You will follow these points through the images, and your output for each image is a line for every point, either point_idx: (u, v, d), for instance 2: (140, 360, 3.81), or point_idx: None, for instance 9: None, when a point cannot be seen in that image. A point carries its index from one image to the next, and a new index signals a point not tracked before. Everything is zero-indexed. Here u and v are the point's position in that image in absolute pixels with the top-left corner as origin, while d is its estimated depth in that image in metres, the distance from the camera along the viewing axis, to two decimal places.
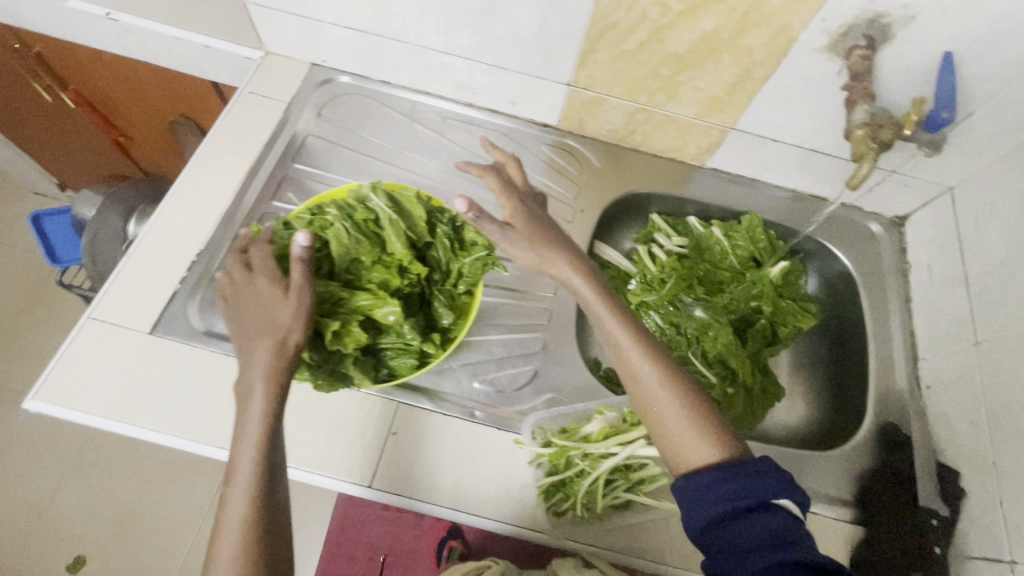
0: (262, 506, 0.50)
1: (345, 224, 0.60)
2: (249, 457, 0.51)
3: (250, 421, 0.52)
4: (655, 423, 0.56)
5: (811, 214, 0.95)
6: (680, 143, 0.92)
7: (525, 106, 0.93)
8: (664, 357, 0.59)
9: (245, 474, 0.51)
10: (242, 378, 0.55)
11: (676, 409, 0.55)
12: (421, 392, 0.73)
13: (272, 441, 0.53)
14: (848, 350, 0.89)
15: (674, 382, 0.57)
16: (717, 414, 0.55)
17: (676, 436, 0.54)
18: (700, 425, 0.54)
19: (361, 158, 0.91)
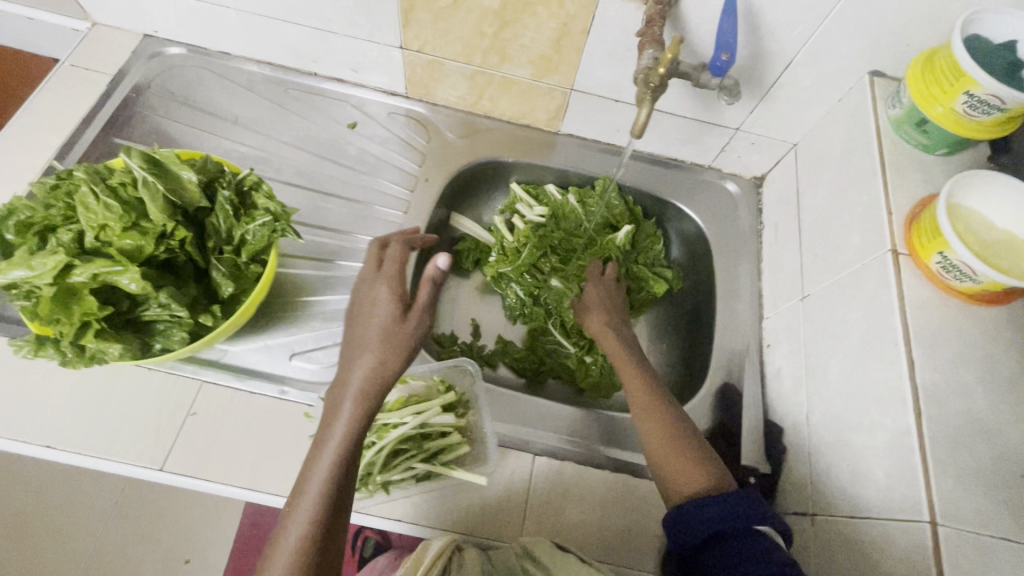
0: (340, 504, 0.52)
1: (93, 189, 0.55)
2: (332, 454, 0.53)
3: (336, 427, 0.54)
4: (658, 445, 0.62)
5: (669, 177, 0.93)
6: (527, 108, 0.89)
7: (368, 73, 0.89)
8: (661, 390, 0.68)
9: (325, 473, 0.52)
10: (333, 390, 0.58)
11: (661, 437, 0.63)
12: (229, 370, 0.70)
13: (358, 442, 0.55)
14: (701, 314, 0.87)
15: (670, 406, 0.66)
16: (697, 442, 0.62)
17: (671, 459, 0.61)
18: (688, 456, 0.60)
19: (192, 131, 0.86)
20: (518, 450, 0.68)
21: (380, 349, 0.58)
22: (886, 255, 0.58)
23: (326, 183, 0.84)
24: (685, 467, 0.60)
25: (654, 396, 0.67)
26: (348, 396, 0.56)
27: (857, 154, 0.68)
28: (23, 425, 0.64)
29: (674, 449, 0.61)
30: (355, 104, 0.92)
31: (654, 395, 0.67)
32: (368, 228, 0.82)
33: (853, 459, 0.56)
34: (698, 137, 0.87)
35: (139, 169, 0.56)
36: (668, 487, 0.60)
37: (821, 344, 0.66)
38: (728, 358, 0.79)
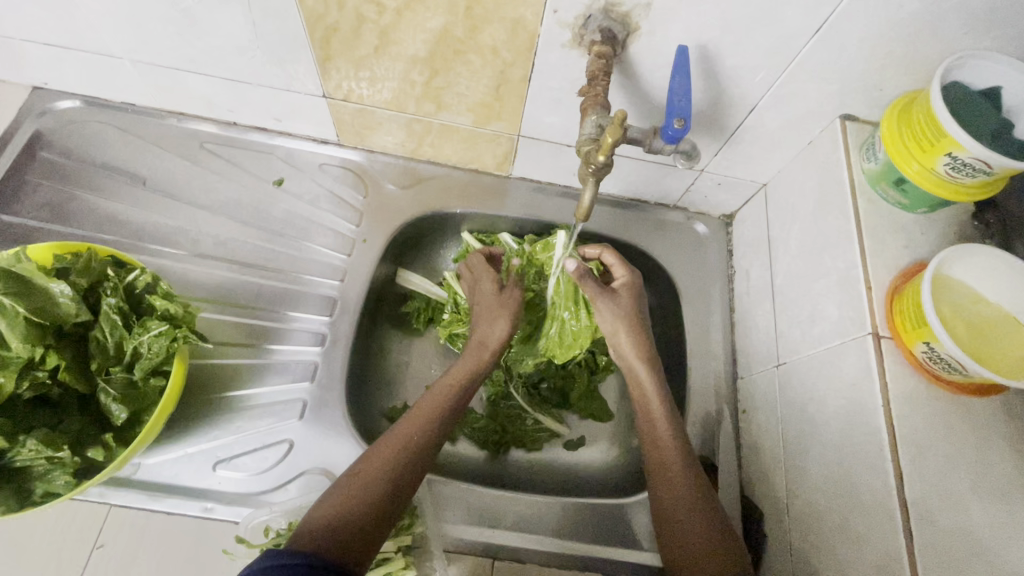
0: (415, 460, 0.56)
1: None
2: (431, 411, 0.60)
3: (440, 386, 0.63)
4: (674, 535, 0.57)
5: (633, 219, 0.86)
6: (474, 153, 0.81)
7: (293, 123, 0.80)
8: (693, 463, 0.60)
9: (420, 424, 0.59)
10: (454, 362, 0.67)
11: (682, 507, 0.58)
12: (141, 489, 0.61)
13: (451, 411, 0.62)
14: (673, 371, 0.81)
15: (701, 492, 0.58)
16: (719, 531, 0.56)
17: (692, 553, 0.55)
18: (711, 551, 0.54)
19: (96, 200, 0.76)
20: (478, 554, 0.65)
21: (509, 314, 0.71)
22: (867, 338, 0.52)
23: (251, 254, 0.77)
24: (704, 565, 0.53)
25: (685, 473, 0.59)
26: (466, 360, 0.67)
27: (833, 211, 0.61)
28: None
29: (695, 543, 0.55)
30: (281, 156, 0.82)
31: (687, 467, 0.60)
32: (300, 303, 0.75)
33: (837, 568, 0.51)
34: (662, 179, 0.80)
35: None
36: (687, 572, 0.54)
37: (799, 425, 0.60)
38: (702, 426, 0.73)
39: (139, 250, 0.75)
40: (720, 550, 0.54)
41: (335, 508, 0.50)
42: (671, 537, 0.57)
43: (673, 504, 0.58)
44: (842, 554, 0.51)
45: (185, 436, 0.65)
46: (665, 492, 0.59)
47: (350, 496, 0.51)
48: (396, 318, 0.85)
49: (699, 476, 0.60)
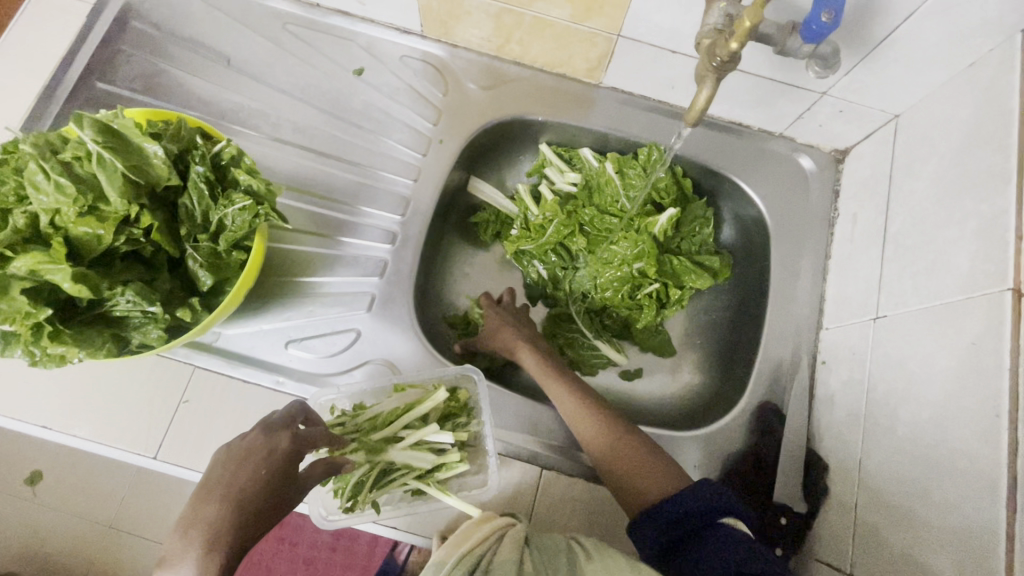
0: None
1: (39, 168, 0.48)
2: (220, 498, 0.43)
3: (213, 483, 0.45)
4: (616, 469, 0.58)
5: (733, 147, 0.78)
6: (565, 54, 0.74)
7: (376, 7, 0.75)
8: (597, 399, 0.63)
9: (223, 517, 0.42)
10: (213, 464, 0.47)
11: (608, 436, 0.59)
12: (225, 355, 0.66)
13: (232, 481, 0.45)
14: (747, 311, 0.76)
15: (614, 422, 0.61)
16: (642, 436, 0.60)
17: (636, 469, 0.57)
18: (648, 458, 0.57)
19: (181, 74, 0.76)
20: (525, 462, 0.64)
21: (271, 455, 0.48)
22: (1005, 296, 0.45)
23: (327, 142, 0.75)
24: (648, 479, 0.56)
25: (598, 411, 0.61)
26: (224, 470, 0.46)
27: (985, 147, 0.52)
28: (18, 404, 0.62)
29: (633, 470, 0.57)
30: (363, 45, 0.78)
31: (603, 415, 0.61)
32: (372, 200, 0.73)
33: (911, 530, 0.48)
34: (775, 101, 0.71)
35: (92, 141, 0.49)
36: (637, 492, 0.56)
37: (890, 383, 0.55)
38: (772, 373, 0.69)
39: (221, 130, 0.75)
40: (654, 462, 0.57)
41: None
42: (619, 471, 0.57)
43: (600, 440, 0.59)
44: (920, 518, 0.48)
45: (260, 313, 0.68)
46: (593, 443, 0.60)
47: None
48: (463, 226, 0.84)
49: (597, 401, 0.63)
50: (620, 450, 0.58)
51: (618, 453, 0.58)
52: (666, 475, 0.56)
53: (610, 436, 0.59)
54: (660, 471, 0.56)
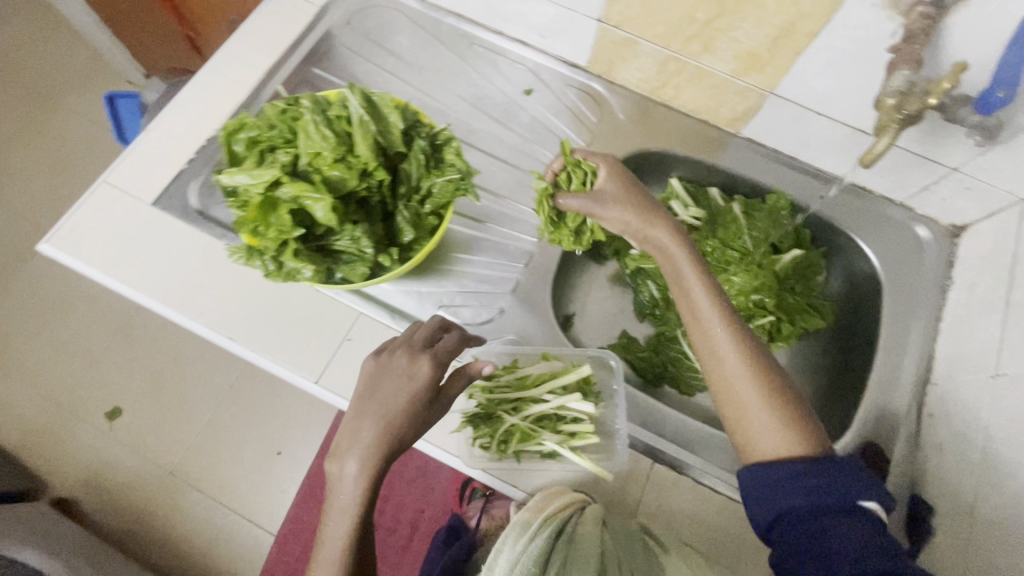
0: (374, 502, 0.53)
1: (312, 117, 0.60)
2: (375, 419, 0.54)
3: (366, 409, 0.54)
4: (741, 416, 0.55)
5: (855, 207, 0.85)
6: (713, 102, 0.84)
7: (554, 41, 0.87)
8: (755, 338, 0.57)
9: (373, 436, 0.53)
10: (370, 375, 0.57)
11: (749, 360, 0.56)
12: (384, 307, 0.74)
13: (387, 400, 0.55)
14: (852, 358, 0.81)
15: (756, 354, 0.56)
16: (796, 399, 0.55)
17: (743, 426, 0.54)
18: (782, 417, 0.53)
19: (379, 72, 0.90)
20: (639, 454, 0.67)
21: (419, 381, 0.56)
22: None
23: (493, 145, 0.86)
24: (773, 440, 0.53)
25: (751, 351, 0.56)
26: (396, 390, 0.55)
27: None
28: (213, 315, 0.72)
29: (769, 424, 0.53)
30: (533, 70, 0.91)
31: (759, 361, 0.56)
32: (525, 199, 0.83)
33: None
34: (904, 170, 0.78)
35: (356, 105, 0.60)
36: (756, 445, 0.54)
37: (1010, 435, 0.58)
38: (877, 416, 0.73)
39: None
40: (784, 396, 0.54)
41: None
42: (733, 417, 0.55)
43: (726, 378, 0.56)
44: None
45: (418, 277, 0.77)
46: (711, 364, 0.57)
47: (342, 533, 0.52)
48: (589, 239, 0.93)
49: (755, 344, 0.57)
50: (748, 401, 0.54)
51: (748, 408, 0.54)
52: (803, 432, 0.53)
53: (744, 372, 0.55)
54: (785, 426, 0.53)
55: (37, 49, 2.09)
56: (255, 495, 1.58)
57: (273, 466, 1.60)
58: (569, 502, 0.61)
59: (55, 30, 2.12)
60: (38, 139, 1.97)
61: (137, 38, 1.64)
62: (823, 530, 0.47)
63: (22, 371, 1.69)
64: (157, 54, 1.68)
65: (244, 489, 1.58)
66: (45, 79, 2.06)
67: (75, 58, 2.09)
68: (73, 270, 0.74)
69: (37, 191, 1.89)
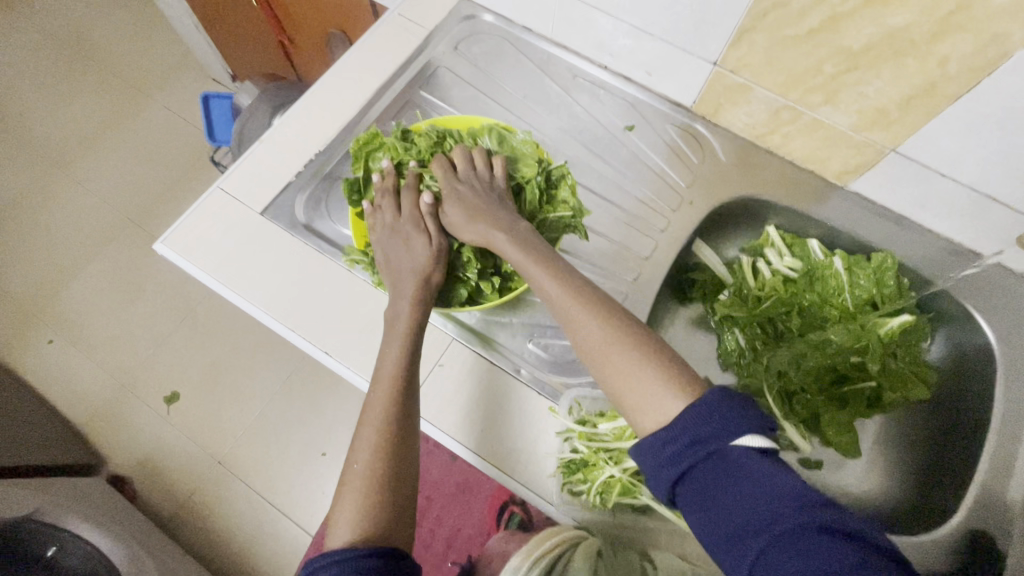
0: (403, 444, 0.58)
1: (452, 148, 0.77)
2: (388, 374, 0.62)
3: (390, 356, 0.63)
4: (601, 367, 0.57)
5: (976, 278, 0.79)
6: (824, 153, 0.81)
7: (661, 80, 0.86)
8: (598, 294, 0.62)
9: (383, 401, 0.60)
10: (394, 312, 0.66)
11: (590, 314, 0.59)
12: (476, 335, 0.74)
13: (411, 364, 0.63)
14: (956, 436, 0.76)
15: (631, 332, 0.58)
16: (658, 344, 0.57)
17: (615, 372, 0.56)
18: (644, 359, 0.55)
19: (481, 98, 0.91)
20: None
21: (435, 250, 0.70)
22: None
23: (591, 180, 0.86)
24: (637, 392, 0.54)
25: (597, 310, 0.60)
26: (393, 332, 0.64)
27: None
28: (311, 327, 0.73)
29: (636, 380, 0.54)
30: (636, 107, 0.90)
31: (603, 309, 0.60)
32: (620, 237, 0.82)
33: None
34: None
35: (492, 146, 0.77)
36: (627, 396, 0.55)
37: None
38: (989, 503, 0.68)
39: None
40: (655, 350, 0.56)
41: (355, 513, 0.53)
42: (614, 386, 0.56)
43: (576, 329, 0.59)
44: None
45: (511, 308, 0.77)
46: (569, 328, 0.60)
47: (356, 498, 0.54)
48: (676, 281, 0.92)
49: (603, 303, 0.61)
50: (620, 373, 0.56)
51: (603, 366, 0.57)
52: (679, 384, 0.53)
53: (600, 337, 0.58)
54: (664, 379, 0.53)
55: (137, 43, 2.23)
56: (298, 492, 1.59)
57: (317, 466, 1.62)
58: (563, 539, 0.68)
59: (155, 26, 2.26)
60: (128, 127, 2.09)
61: (233, 41, 1.73)
62: (768, 544, 0.42)
63: (93, 346, 1.77)
64: (249, 57, 1.76)
65: (287, 485, 1.60)
66: (140, 71, 2.18)
67: (170, 54, 2.22)
68: (184, 270, 0.77)
69: (123, 175, 2.00)
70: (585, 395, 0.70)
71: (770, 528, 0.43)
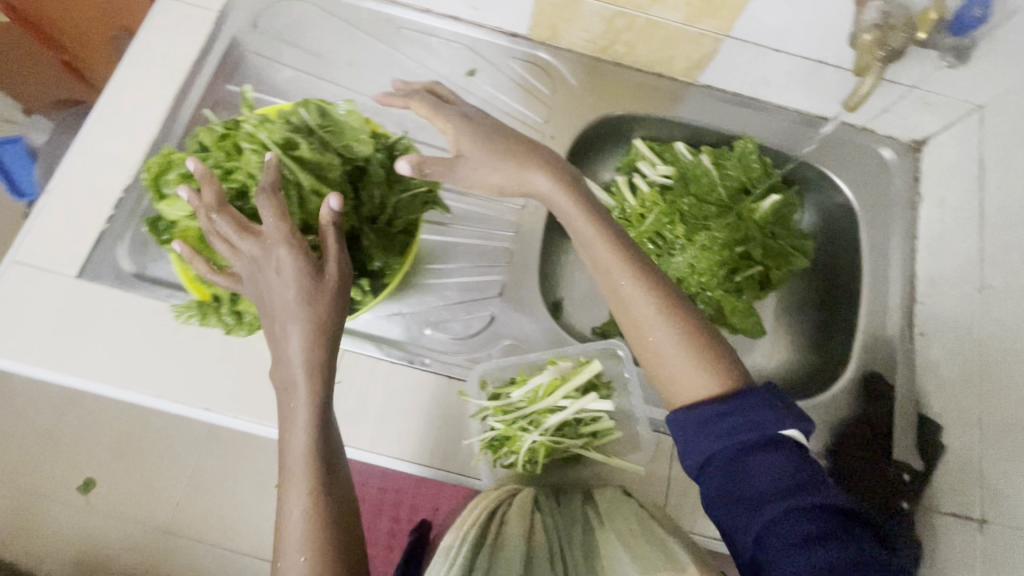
0: (342, 526, 0.47)
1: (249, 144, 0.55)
2: (303, 444, 0.48)
3: (296, 422, 0.49)
4: (664, 363, 0.54)
5: (831, 143, 0.84)
6: (668, 54, 0.80)
7: (490, 12, 0.80)
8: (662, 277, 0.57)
9: (308, 491, 0.47)
10: (303, 359, 0.49)
11: (665, 300, 0.55)
12: (368, 338, 0.69)
13: (325, 418, 0.50)
14: (837, 293, 0.82)
15: (688, 319, 0.55)
16: (712, 338, 0.54)
17: (678, 373, 0.53)
18: (694, 355, 0.53)
19: (303, 77, 0.80)
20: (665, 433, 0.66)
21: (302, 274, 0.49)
22: None
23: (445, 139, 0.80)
24: (682, 387, 0.53)
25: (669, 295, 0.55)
26: (293, 396, 0.49)
27: None
28: (179, 387, 0.64)
29: (675, 376, 0.53)
30: (472, 48, 0.83)
31: (665, 291, 0.56)
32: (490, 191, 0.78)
33: None
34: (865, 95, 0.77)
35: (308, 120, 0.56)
36: (675, 393, 0.53)
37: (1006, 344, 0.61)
38: (874, 344, 0.75)
39: None
40: (707, 342, 0.54)
41: None
42: (655, 369, 0.55)
43: (638, 320, 0.55)
44: None
45: (397, 298, 0.72)
46: (625, 315, 0.57)
47: None
48: None
49: (662, 285, 0.56)
50: (680, 365, 0.53)
51: (666, 355, 0.54)
52: (716, 369, 0.52)
53: (676, 326, 0.54)
54: (709, 372, 0.52)
55: None
56: None
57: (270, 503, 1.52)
58: (488, 504, 0.58)
59: None
60: None
61: None
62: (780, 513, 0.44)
63: None
64: None
65: None
66: None
67: None
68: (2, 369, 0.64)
69: None
70: (491, 369, 0.69)
71: (780, 498, 0.45)
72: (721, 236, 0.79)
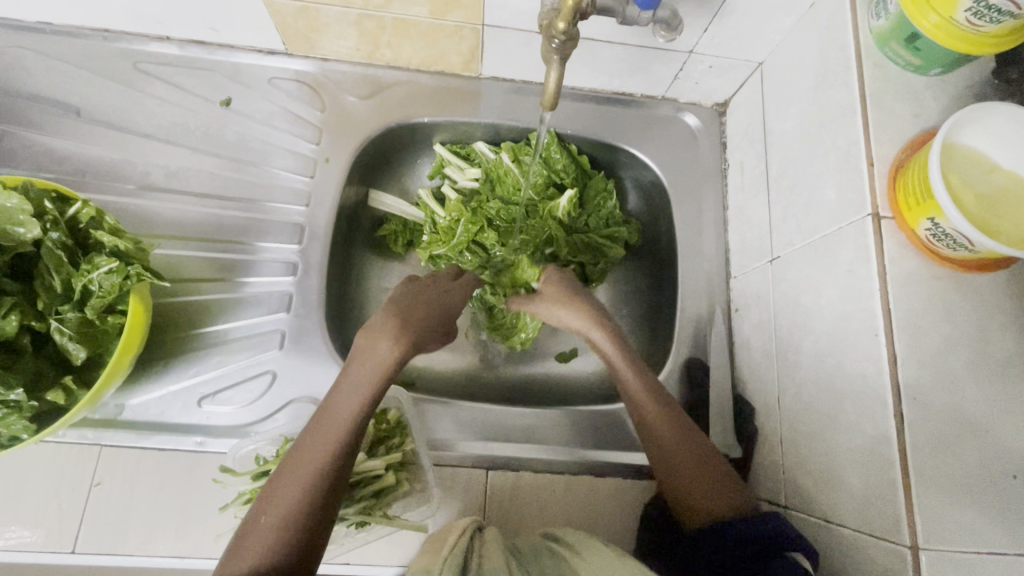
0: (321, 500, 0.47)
1: None
2: (350, 403, 0.53)
3: (342, 398, 0.53)
4: (673, 475, 0.56)
5: (633, 120, 0.79)
6: (438, 50, 0.72)
7: (231, 31, 0.70)
8: (664, 391, 0.61)
9: (323, 450, 0.49)
10: (370, 352, 0.56)
11: (653, 399, 0.60)
12: (128, 428, 0.61)
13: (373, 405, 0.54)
14: (660, 276, 0.79)
15: (684, 427, 0.58)
16: (703, 437, 0.58)
17: (692, 484, 0.55)
18: (710, 475, 0.55)
19: (27, 136, 0.70)
20: (470, 466, 0.64)
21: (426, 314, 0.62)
22: (866, 221, 0.48)
23: (208, 182, 0.72)
24: (707, 493, 0.54)
25: (658, 401, 0.60)
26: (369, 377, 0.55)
27: (834, 82, 0.54)
28: None
29: (697, 492, 0.55)
30: (225, 73, 0.73)
31: (660, 401, 0.59)
32: (266, 232, 0.71)
33: (824, 459, 0.51)
34: (649, 66, 0.72)
35: None
36: (692, 507, 0.55)
37: (792, 319, 0.58)
38: (692, 327, 0.71)
39: (88, 187, 0.69)
40: (713, 460, 0.56)
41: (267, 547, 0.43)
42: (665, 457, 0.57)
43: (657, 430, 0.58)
44: (833, 442, 0.50)
45: (164, 375, 0.64)
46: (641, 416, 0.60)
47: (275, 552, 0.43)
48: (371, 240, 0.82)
49: (661, 387, 0.61)
50: (678, 448, 0.57)
51: (677, 465, 0.56)
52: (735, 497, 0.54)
53: (677, 440, 0.57)
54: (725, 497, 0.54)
55: None
56: None
57: None
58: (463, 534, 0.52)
59: None
60: None
61: None
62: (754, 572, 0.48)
63: None
64: None
65: None
66: None
67: None
68: None
69: None
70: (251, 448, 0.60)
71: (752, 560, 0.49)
72: (536, 239, 0.76)
